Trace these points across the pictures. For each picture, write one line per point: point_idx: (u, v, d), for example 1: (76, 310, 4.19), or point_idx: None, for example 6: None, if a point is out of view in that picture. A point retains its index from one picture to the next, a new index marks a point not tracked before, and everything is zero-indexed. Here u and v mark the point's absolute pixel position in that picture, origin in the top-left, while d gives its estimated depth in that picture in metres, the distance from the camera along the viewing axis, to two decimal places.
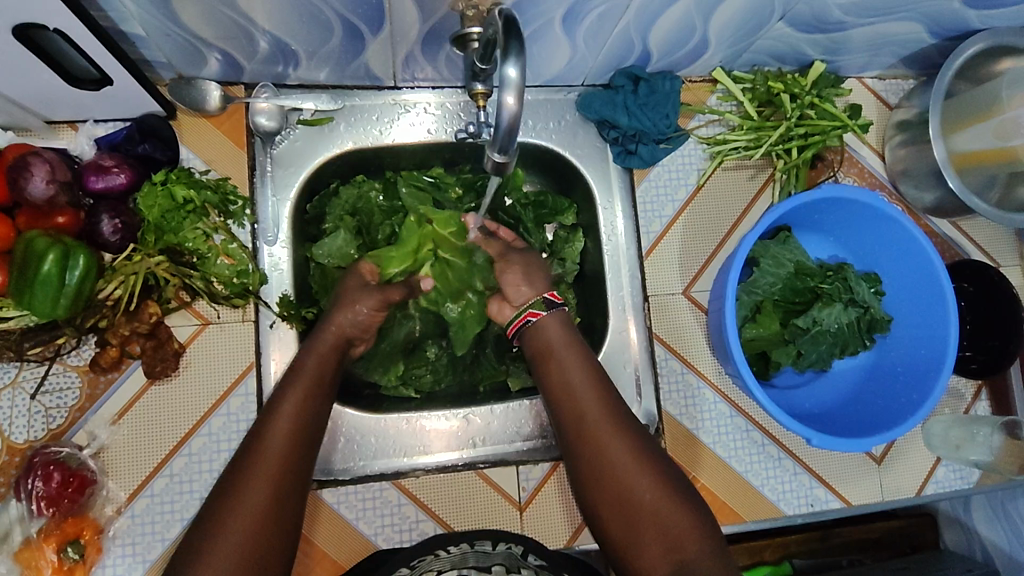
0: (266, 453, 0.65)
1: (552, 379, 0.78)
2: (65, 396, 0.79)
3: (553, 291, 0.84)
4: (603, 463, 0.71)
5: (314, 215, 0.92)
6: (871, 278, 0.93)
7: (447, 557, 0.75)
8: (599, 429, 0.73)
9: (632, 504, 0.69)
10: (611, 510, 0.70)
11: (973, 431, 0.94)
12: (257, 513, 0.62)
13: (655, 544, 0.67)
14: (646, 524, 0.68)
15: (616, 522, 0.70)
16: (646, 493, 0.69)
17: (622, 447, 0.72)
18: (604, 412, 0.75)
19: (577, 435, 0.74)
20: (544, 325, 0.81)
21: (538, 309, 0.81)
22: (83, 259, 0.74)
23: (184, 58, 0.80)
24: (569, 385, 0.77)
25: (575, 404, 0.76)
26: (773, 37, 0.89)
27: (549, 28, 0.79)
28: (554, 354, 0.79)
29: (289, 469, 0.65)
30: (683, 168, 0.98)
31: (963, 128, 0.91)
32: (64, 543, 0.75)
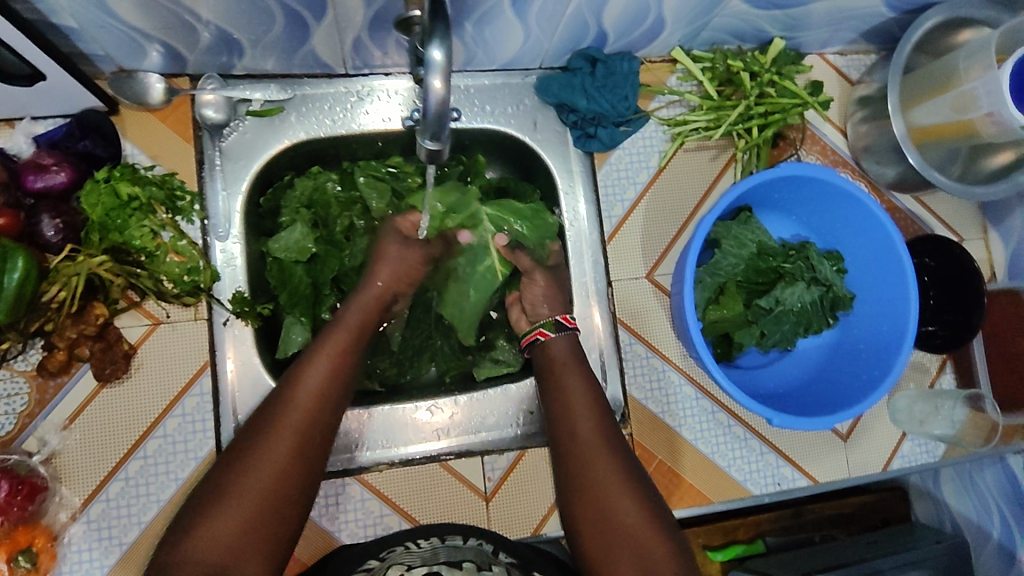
0: (259, 470, 0.65)
1: (555, 394, 0.81)
2: (14, 402, 0.77)
3: (570, 315, 0.87)
4: (592, 477, 0.74)
5: (268, 209, 0.90)
6: (832, 257, 0.93)
7: (419, 551, 0.75)
8: (591, 443, 0.76)
9: (611, 516, 0.71)
10: (590, 521, 0.72)
11: (937, 405, 0.95)
12: (237, 533, 0.62)
13: (626, 557, 0.69)
14: (620, 538, 0.69)
15: (591, 536, 0.71)
16: (627, 508, 0.71)
17: (614, 463, 0.74)
18: (600, 429, 0.77)
19: (570, 449, 0.76)
20: (553, 344, 0.85)
21: (547, 329, 0.85)
22: (22, 262, 0.72)
23: (123, 50, 0.77)
24: (569, 400, 0.80)
25: (574, 419, 0.78)
26: (729, 15, 0.87)
27: (499, 9, 0.77)
28: (560, 371, 0.82)
29: (285, 488, 0.65)
30: (645, 150, 0.97)
31: (923, 101, 0.89)
32: (15, 551, 0.73)
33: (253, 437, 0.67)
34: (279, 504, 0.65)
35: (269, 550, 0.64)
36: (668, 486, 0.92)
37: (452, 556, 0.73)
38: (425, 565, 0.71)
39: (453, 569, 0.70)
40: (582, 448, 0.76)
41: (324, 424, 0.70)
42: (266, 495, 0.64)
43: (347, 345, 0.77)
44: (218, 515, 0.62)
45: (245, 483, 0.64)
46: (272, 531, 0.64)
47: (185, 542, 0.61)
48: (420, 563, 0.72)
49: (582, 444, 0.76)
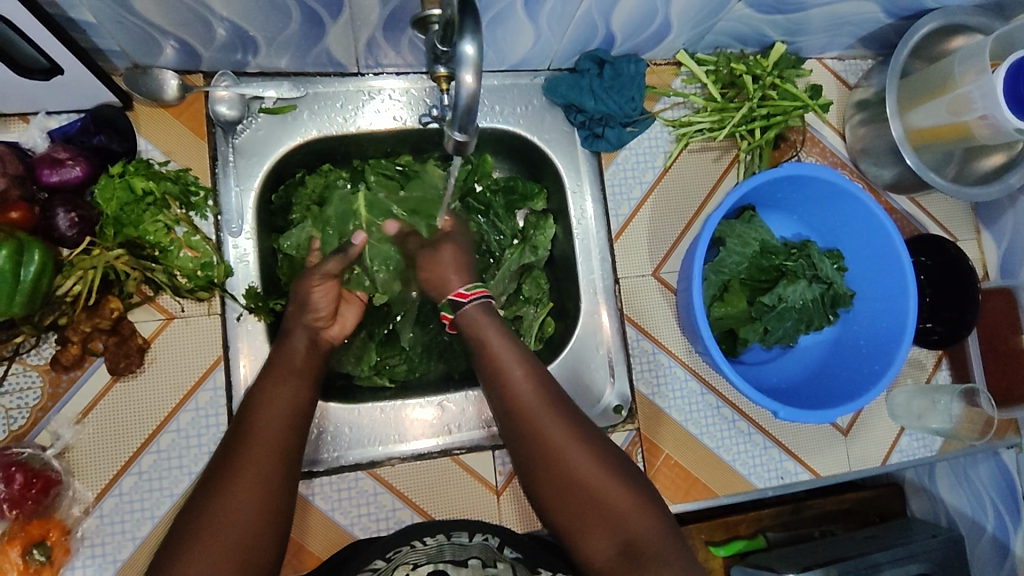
0: (234, 488, 0.65)
1: (491, 368, 0.77)
2: (26, 397, 0.77)
3: (461, 288, 0.80)
4: (557, 464, 0.72)
5: (280, 206, 0.90)
6: (833, 255, 0.95)
7: (424, 549, 0.75)
8: (545, 426, 0.73)
9: (587, 503, 0.71)
10: (566, 510, 0.72)
11: (935, 400, 0.98)
12: (222, 557, 0.62)
13: (603, 530, 0.70)
14: (596, 517, 0.70)
15: (569, 518, 0.72)
16: (595, 479, 0.71)
17: (579, 446, 0.72)
18: (552, 410, 0.74)
19: (527, 435, 0.73)
20: (472, 319, 0.79)
21: (444, 314, 0.81)
22: (38, 255, 0.72)
23: (139, 46, 0.78)
24: (512, 383, 0.75)
25: (513, 394, 0.75)
26: (732, 19, 0.90)
27: (511, 10, 0.78)
28: (488, 342, 0.77)
29: (256, 500, 0.65)
30: (650, 151, 0.99)
31: (920, 104, 0.92)
32: (29, 545, 0.72)
33: (224, 455, 0.68)
34: (261, 518, 0.65)
35: (261, 555, 0.65)
36: (676, 480, 0.93)
37: (458, 555, 0.73)
38: (430, 564, 0.71)
39: (458, 568, 0.70)
40: (539, 432, 0.73)
41: (273, 424, 0.69)
42: (240, 513, 0.64)
43: (300, 362, 0.75)
44: (201, 543, 0.62)
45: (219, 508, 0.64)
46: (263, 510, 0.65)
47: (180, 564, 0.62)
48: (426, 561, 0.72)
49: (537, 430, 0.73)
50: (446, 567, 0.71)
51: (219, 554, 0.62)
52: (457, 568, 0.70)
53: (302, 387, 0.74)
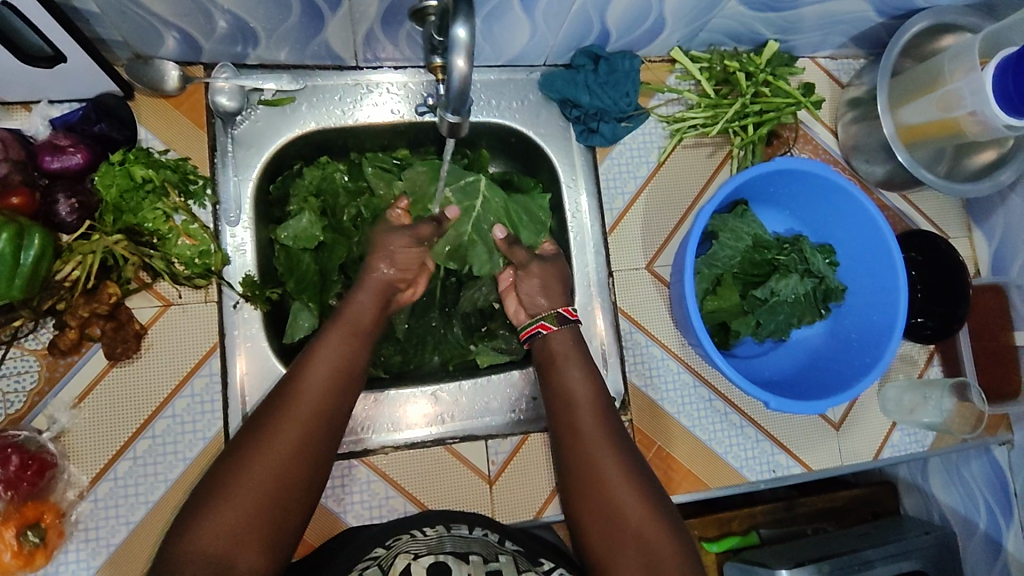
0: (262, 466, 0.66)
1: (557, 388, 0.82)
2: (24, 380, 0.77)
3: (571, 307, 0.86)
4: (596, 476, 0.75)
5: (278, 196, 0.91)
6: (825, 250, 0.96)
7: (424, 539, 0.73)
8: (592, 440, 0.78)
9: (615, 514, 0.73)
10: (600, 533, 0.73)
11: (926, 395, 0.98)
12: (241, 531, 0.63)
13: (632, 556, 0.71)
14: (627, 542, 0.72)
15: (601, 539, 0.73)
16: (633, 506, 0.73)
17: (624, 477, 0.75)
18: (601, 426, 0.79)
19: (574, 444, 0.78)
20: (553, 338, 0.85)
21: (550, 322, 0.85)
22: (38, 239, 0.73)
23: (140, 37, 0.79)
24: (571, 397, 0.81)
25: (575, 416, 0.80)
26: (726, 16, 0.91)
27: (508, 5, 0.79)
28: (561, 367, 0.83)
29: (289, 494, 0.67)
30: (644, 146, 1.00)
31: (912, 100, 0.93)
32: (24, 526, 0.72)
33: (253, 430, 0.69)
34: (284, 511, 0.66)
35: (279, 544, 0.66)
36: (667, 472, 0.94)
37: (458, 547, 0.72)
38: (431, 555, 0.70)
39: (460, 563, 0.69)
40: (589, 455, 0.77)
41: (329, 428, 0.71)
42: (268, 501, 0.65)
43: (361, 325, 0.79)
44: (220, 512, 0.63)
45: (243, 485, 0.65)
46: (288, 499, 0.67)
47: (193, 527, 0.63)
48: (427, 552, 0.70)
49: (584, 441, 0.78)
50: (448, 559, 0.69)
51: (237, 534, 0.63)
52: (458, 563, 0.69)
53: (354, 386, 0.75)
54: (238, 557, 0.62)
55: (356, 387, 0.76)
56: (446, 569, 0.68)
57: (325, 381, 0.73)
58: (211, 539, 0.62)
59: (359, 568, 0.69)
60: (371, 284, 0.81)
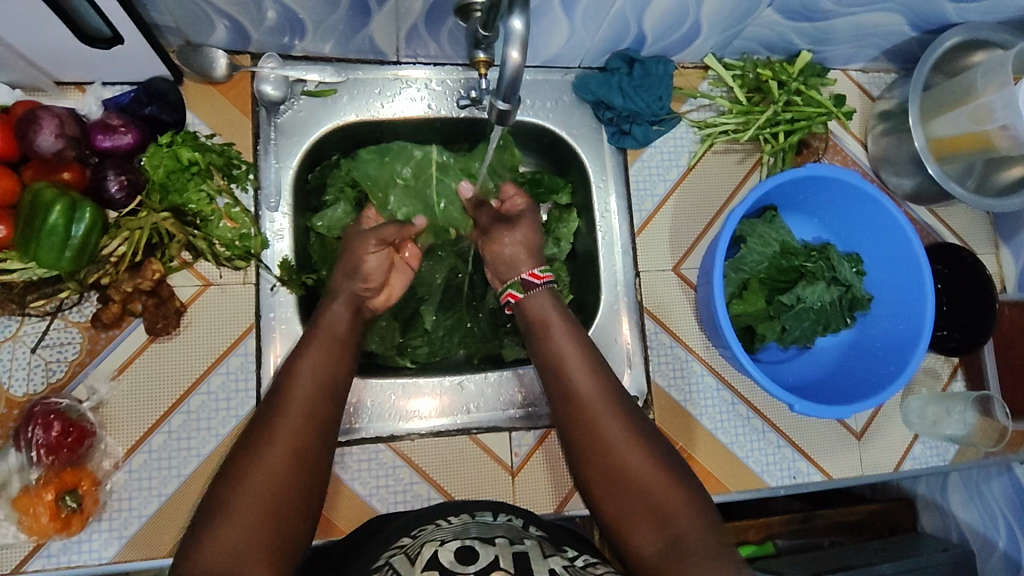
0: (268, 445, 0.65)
1: (547, 356, 0.80)
2: (66, 351, 0.80)
3: (535, 269, 0.85)
4: (607, 453, 0.71)
5: (315, 186, 0.94)
6: (852, 258, 0.97)
7: (450, 527, 0.74)
8: (599, 414, 0.73)
9: (631, 488, 0.69)
10: (612, 500, 0.70)
11: (949, 407, 0.99)
12: (254, 507, 0.62)
13: (648, 520, 0.68)
14: (640, 507, 0.68)
15: (614, 507, 0.70)
16: (641, 468, 0.70)
17: (627, 438, 0.72)
18: (605, 399, 0.75)
19: (579, 421, 0.74)
20: (531, 303, 0.83)
21: (515, 291, 0.84)
22: (89, 213, 0.75)
23: (194, 24, 0.81)
24: (568, 373, 0.77)
25: (568, 381, 0.77)
26: (761, 25, 0.93)
27: (549, 5, 0.81)
28: (549, 330, 0.81)
29: (299, 483, 0.64)
30: (675, 150, 1.02)
31: (943, 114, 0.94)
32: (62, 491, 0.74)
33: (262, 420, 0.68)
34: (295, 501, 0.64)
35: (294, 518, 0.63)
36: None
37: (483, 533, 0.72)
38: (457, 540, 0.70)
39: (487, 545, 0.68)
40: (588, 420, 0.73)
41: (324, 415, 0.70)
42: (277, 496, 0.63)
43: (339, 333, 0.78)
44: (230, 524, 0.60)
45: (248, 482, 0.62)
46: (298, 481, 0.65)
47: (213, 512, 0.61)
48: (453, 537, 0.70)
49: (590, 417, 0.73)
50: (473, 542, 0.70)
51: (248, 533, 0.60)
52: (485, 545, 0.68)
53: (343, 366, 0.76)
54: (248, 552, 0.59)
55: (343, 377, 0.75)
56: (471, 550, 0.68)
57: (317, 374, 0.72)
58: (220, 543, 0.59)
59: (386, 556, 0.69)
60: (341, 294, 0.80)
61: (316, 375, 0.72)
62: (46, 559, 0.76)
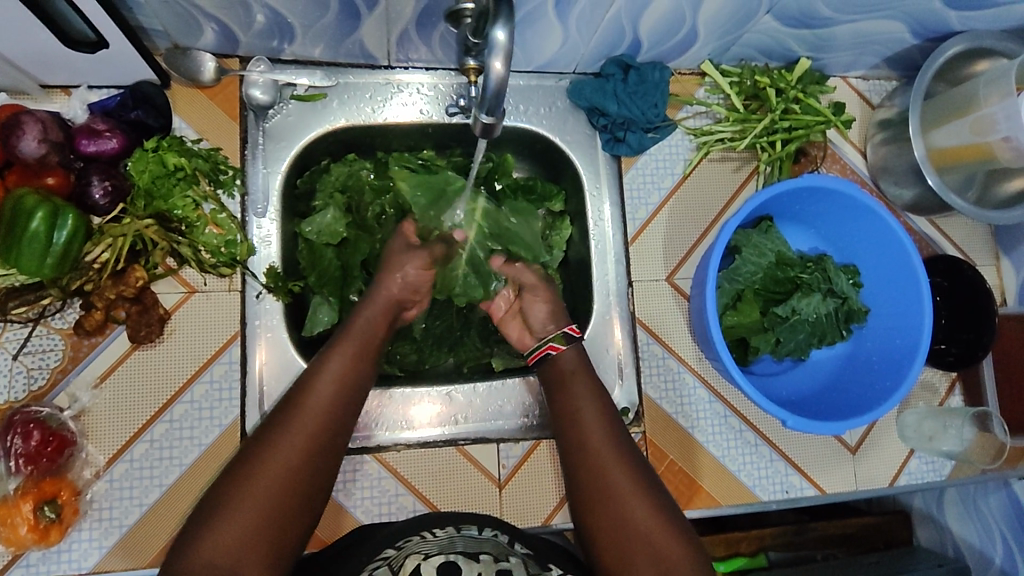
0: (269, 469, 0.64)
1: (564, 401, 0.79)
2: (48, 358, 0.79)
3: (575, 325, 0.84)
4: (608, 494, 0.72)
5: (304, 191, 0.92)
6: (849, 270, 0.95)
7: (435, 540, 0.73)
8: (604, 453, 0.75)
9: (628, 529, 0.70)
10: (612, 547, 0.71)
11: (946, 423, 0.97)
12: (246, 532, 0.61)
13: (647, 570, 0.68)
14: (641, 557, 0.69)
15: (614, 554, 0.70)
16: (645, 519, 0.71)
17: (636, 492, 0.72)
18: (613, 441, 0.76)
19: (585, 460, 0.75)
20: (562, 358, 0.81)
21: (558, 344, 0.81)
22: (71, 220, 0.74)
23: (180, 27, 0.80)
24: (580, 412, 0.78)
25: (584, 429, 0.77)
26: (760, 31, 0.91)
27: (542, 10, 0.80)
28: (571, 380, 0.80)
29: (301, 496, 0.65)
30: (670, 158, 1.00)
31: (944, 124, 0.92)
32: (41, 501, 0.73)
33: (261, 437, 0.67)
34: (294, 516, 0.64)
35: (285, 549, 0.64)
36: (679, 487, 0.93)
37: (469, 548, 0.70)
38: (441, 555, 0.69)
39: (470, 563, 0.68)
40: (598, 469, 0.74)
41: (337, 425, 0.70)
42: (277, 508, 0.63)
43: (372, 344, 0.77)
44: (228, 524, 0.61)
45: (236, 509, 0.62)
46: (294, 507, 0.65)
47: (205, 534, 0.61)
48: (437, 551, 0.69)
49: (595, 455, 0.75)
50: (457, 558, 0.69)
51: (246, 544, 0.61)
52: (468, 563, 0.68)
53: (362, 387, 0.73)
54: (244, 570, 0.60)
55: (363, 383, 0.74)
56: (455, 568, 0.67)
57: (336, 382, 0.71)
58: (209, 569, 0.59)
59: (369, 569, 0.68)
60: (380, 299, 0.80)
61: (336, 381, 0.71)
62: (25, 568, 0.75)
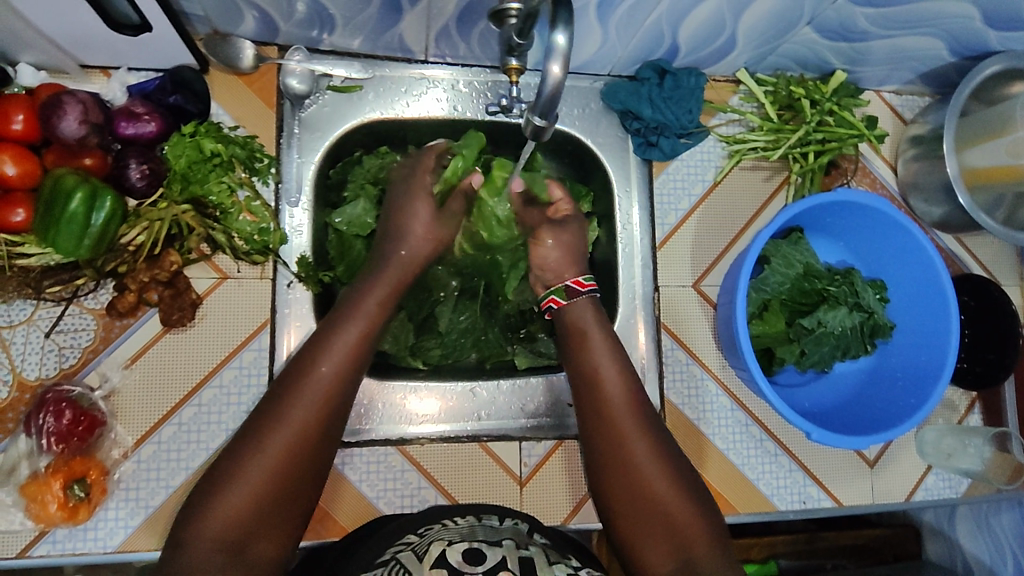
0: (286, 433, 0.64)
1: (582, 366, 0.79)
2: (80, 337, 0.79)
3: (580, 278, 0.83)
4: (621, 456, 0.72)
5: (336, 181, 0.92)
6: (876, 285, 0.95)
7: (456, 528, 0.70)
8: (629, 432, 0.73)
9: (645, 499, 0.70)
10: (627, 512, 0.71)
11: (965, 442, 0.97)
12: (268, 496, 0.62)
13: (662, 539, 0.69)
14: (657, 526, 0.70)
15: (631, 518, 0.71)
16: (661, 490, 0.71)
17: (654, 463, 0.72)
18: (633, 415, 0.75)
19: (603, 429, 0.74)
20: (572, 310, 0.82)
21: (559, 297, 0.82)
22: (110, 202, 0.74)
23: (222, 13, 0.80)
24: (598, 372, 0.77)
25: (601, 393, 0.76)
26: (798, 42, 0.91)
27: (584, 12, 0.79)
28: (586, 342, 0.79)
29: (304, 464, 0.64)
30: (702, 164, 1.00)
31: (977, 144, 0.93)
32: (70, 480, 0.74)
33: (278, 396, 0.66)
34: (299, 487, 0.64)
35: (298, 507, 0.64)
36: None
37: (491, 535, 0.68)
38: (464, 541, 0.66)
39: (493, 547, 0.65)
40: (617, 436, 0.73)
41: (342, 394, 0.68)
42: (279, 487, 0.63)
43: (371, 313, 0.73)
44: (240, 490, 0.61)
45: (253, 467, 0.62)
46: (306, 468, 0.64)
47: (222, 497, 0.61)
48: (460, 539, 0.66)
49: (619, 437, 0.73)
50: (480, 545, 0.65)
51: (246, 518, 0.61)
52: (491, 548, 0.64)
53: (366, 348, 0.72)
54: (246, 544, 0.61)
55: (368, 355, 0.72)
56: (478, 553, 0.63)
57: (342, 352, 0.69)
58: (222, 527, 0.60)
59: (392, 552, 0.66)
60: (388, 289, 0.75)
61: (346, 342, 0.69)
62: (51, 544, 0.76)
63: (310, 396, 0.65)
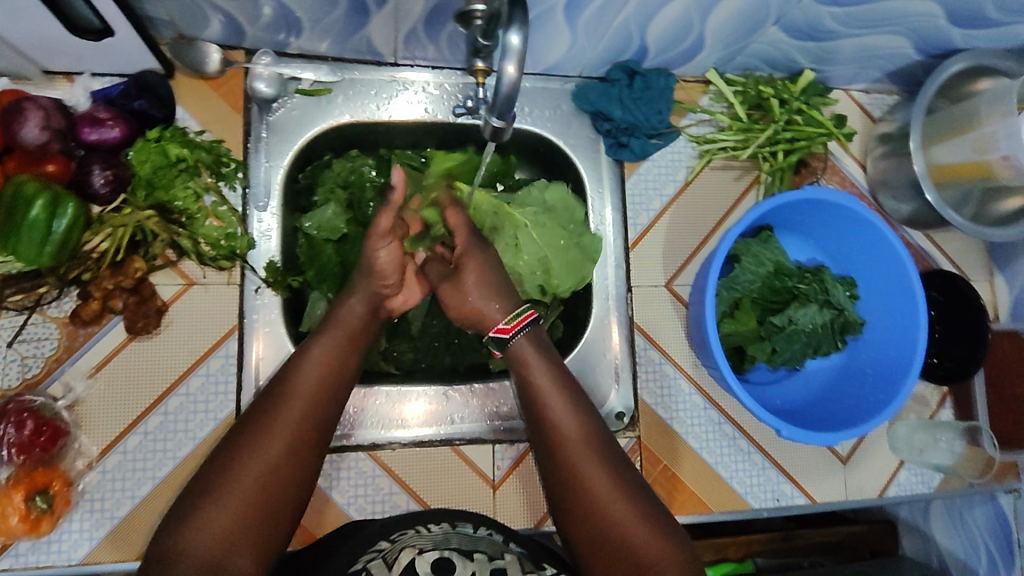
0: (260, 457, 0.61)
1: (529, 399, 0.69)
2: (43, 346, 0.78)
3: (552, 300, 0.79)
4: (578, 488, 0.64)
5: (305, 186, 0.91)
6: (846, 282, 0.96)
7: (431, 533, 0.68)
8: (583, 458, 0.65)
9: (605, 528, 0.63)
10: (588, 546, 0.63)
11: (936, 437, 0.99)
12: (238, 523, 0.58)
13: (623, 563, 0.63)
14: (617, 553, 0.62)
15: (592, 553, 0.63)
16: (621, 516, 0.63)
17: (614, 491, 0.64)
18: (587, 441, 0.67)
19: (556, 461, 0.66)
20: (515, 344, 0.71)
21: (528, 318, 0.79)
22: (71, 208, 0.74)
23: (186, 17, 0.79)
24: (546, 402, 0.68)
25: (551, 423, 0.67)
26: (766, 42, 0.91)
27: (551, 14, 0.80)
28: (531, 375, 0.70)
29: (280, 490, 0.61)
30: (672, 164, 1.01)
31: (943, 141, 0.93)
32: (33, 491, 0.72)
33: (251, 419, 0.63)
34: (274, 515, 0.60)
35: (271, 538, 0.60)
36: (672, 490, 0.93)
37: (464, 543, 0.67)
38: (436, 550, 0.66)
39: (465, 561, 0.64)
40: (573, 467, 0.65)
41: (321, 421, 0.65)
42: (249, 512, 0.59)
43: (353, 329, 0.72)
44: (212, 514, 0.58)
45: (226, 491, 0.59)
46: (281, 494, 0.61)
47: (192, 522, 0.58)
48: (432, 546, 0.66)
49: (574, 467, 0.65)
50: (453, 556, 0.65)
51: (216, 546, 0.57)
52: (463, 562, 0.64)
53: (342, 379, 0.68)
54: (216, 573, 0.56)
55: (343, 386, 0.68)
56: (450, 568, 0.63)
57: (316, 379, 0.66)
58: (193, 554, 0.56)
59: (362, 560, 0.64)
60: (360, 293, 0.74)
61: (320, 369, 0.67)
62: (14, 558, 0.75)
63: (287, 418, 0.63)
